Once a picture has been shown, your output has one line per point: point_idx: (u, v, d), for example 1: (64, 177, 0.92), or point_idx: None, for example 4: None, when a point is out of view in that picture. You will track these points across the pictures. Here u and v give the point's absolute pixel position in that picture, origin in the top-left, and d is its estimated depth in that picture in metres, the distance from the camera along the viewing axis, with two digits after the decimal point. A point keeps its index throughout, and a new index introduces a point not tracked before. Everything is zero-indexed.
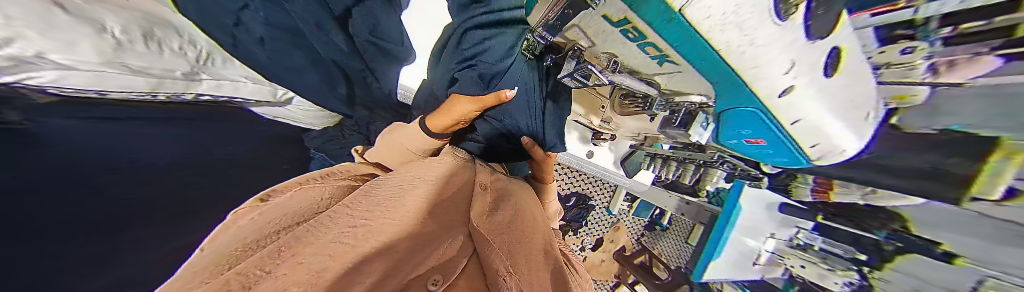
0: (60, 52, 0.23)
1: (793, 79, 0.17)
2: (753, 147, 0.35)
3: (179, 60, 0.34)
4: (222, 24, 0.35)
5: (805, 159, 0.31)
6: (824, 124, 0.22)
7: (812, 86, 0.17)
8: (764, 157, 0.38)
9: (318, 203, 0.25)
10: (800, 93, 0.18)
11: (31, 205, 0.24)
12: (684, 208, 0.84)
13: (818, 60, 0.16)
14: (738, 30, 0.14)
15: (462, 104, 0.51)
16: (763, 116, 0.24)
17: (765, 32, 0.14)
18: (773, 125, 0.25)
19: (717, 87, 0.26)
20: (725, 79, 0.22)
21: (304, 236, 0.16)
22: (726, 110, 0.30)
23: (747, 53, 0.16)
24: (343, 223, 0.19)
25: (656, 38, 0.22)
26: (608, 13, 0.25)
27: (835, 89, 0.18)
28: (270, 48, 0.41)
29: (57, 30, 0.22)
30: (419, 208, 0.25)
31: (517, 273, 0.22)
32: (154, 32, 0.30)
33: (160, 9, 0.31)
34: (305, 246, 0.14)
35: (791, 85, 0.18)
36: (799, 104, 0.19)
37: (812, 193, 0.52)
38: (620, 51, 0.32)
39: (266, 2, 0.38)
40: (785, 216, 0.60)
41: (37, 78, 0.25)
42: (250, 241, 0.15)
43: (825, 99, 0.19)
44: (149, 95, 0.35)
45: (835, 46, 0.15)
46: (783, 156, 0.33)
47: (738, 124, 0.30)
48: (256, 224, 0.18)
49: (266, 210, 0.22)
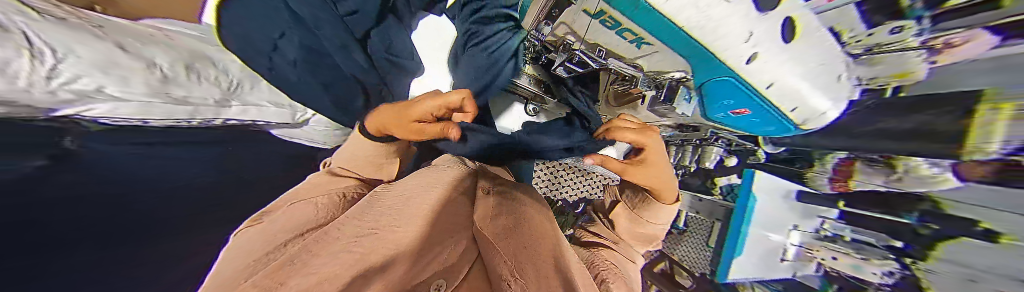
0: (114, 85, 0.26)
1: (754, 47, 0.24)
2: (739, 117, 0.41)
3: (213, 88, 0.39)
4: (261, 51, 0.44)
5: (792, 123, 0.36)
6: (795, 86, 0.29)
7: (769, 52, 0.24)
8: (755, 127, 0.43)
9: (310, 221, 0.28)
10: (762, 59, 0.25)
11: (78, 216, 0.24)
12: (698, 206, 0.78)
13: (771, 33, 0.22)
14: (699, 10, 0.20)
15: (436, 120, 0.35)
16: (737, 82, 0.30)
17: (718, 10, 0.20)
18: (754, 93, 0.31)
19: (694, 65, 0.32)
20: (692, 55, 0.29)
21: (311, 249, 0.18)
22: (706, 82, 0.35)
23: (711, 27, 0.22)
24: (351, 235, 0.21)
25: (631, 25, 0.28)
26: (587, 7, 0.31)
27: (802, 48, 0.24)
28: (300, 68, 0.48)
29: (114, 66, 0.26)
30: (419, 217, 0.27)
31: (521, 277, 0.23)
32: (194, 64, 0.37)
33: (205, 48, 0.42)
34: (316, 257, 0.16)
35: (755, 52, 0.24)
36: (764, 67, 0.26)
37: (831, 182, 0.56)
38: (604, 40, 0.38)
39: (301, 30, 0.47)
40: (806, 205, 0.57)
41: (93, 110, 0.26)
42: (241, 270, 0.16)
43: (790, 60, 0.25)
44: (184, 121, 0.37)
45: (787, 17, 0.22)
46: (771, 123, 0.38)
47: (721, 96, 0.36)
48: (244, 252, 0.21)
49: (254, 239, 0.24)
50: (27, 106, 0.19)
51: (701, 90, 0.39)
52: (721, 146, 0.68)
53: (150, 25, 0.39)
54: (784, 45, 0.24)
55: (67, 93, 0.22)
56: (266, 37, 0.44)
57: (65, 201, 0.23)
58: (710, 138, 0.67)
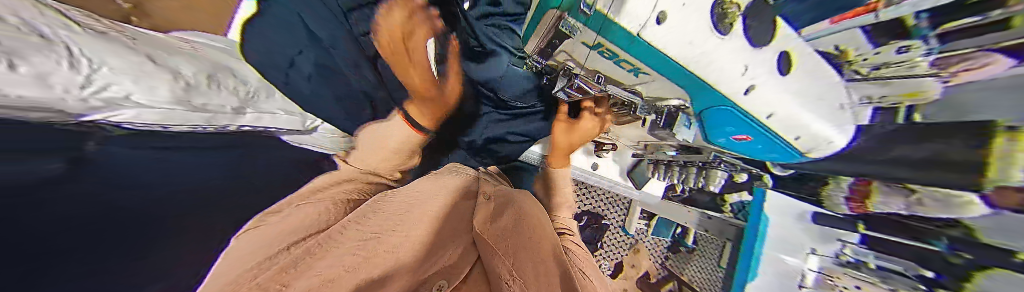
0: (141, 94, 0.29)
1: (751, 79, 0.26)
2: (743, 143, 0.40)
3: (229, 97, 0.42)
4: (281, 67, 0.51)
5: (798, 152, 0.36)
6: (797, 116, 0.29)
7: (765, 84, 0.26)
8: (759, 155, 0.43)
9: (306, 233, 0.29)
10: (758, 91, 0.27)
11: (64, 216, 0.18)
12: (707, 224, 0.78)
13: (765, 66, 0.26)
14: (692, 45, 0.24)
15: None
16: (742, 114, 0.31)
17: (713, 43, 0.24)
18: (753, 122, 0.31)
19: (693, 97, 0.34)
20: (693, 87, 0.30)
21: (295, 269, 0.19)
22: (705, 108, 0.35)
23: (710, 61, 0.25)
24: (337, 257, 0.21)
25: (628, 56, 0.29)
26: (586, 40, 0.32)
27: (800, 81, 0.27)
28: (313, 82, 0.56)
29: (142, 77, 0.30)
30: (409, 240, 0.26)
31: (522, 277, 0.24)
32: (217, 76, 0.41)
33: (222, 58, 0.45)
34: (290, 285, 0.16)
35: (750, 85, 0.27)
36: (766, 99, 0.28)
37: (848, 202, 0.47)
38: (603, 67, 0.39)
39: (316, 49, 0.55)
40: (820, 228, 0.50)
41: (122, 115, 0.28)
42: (225, 287, 0.16)
43: (791, 92, 0.27)
44: (202, 126, 0.38)
45: (782, 49, 0.26)
46: (775, 151, 0.37)
47: (721, 122, 0.36)
48: (230, 273, 0.21)
49: (238, 265, 0.24)
50: (60, 111, 0.22)
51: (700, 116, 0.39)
52: (725, 169, 0.63)
53: (179, 38, 0.43)
54: (783, 76, 0.26)
55: (97, 101, 0.25)
56: (285, 54, 0.52)
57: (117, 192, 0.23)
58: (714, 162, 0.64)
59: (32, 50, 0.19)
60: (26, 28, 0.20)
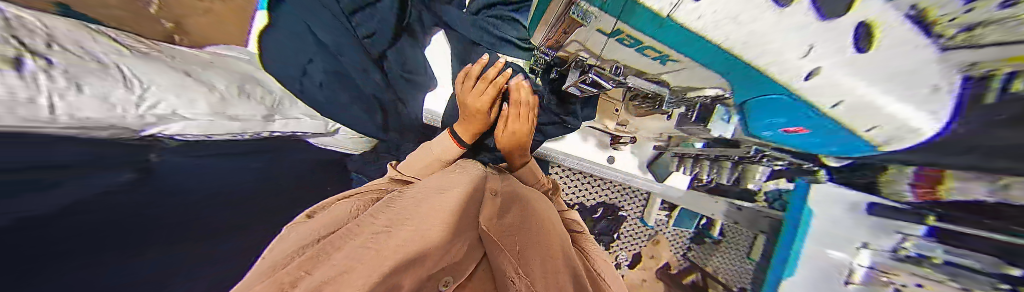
0: (185, 108, 0.33)
1: (812, 61, 0.21)
2: (795, 135, 0.36)
3: (261, 104, 0.46)
4: (294, 76, 0.52)
5: (868, 142, 0.30)
6: (881, 102, 0.22)
7: (834, 69, 0.21)
8: (821, 141, 0.36)
9: (338, 219, 0.31)
10: (825, 73, 0.22)
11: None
12: (735, 215, 0.72)
13: (838, 44, 0.18)
14: (734, 23, 0.19)
15: (478, 98, 0.56)
16: (791, 95, 0.27)
17: (759, 23, 0.18)
18: (812, 107, 0.28)
19: (734, 77, 0.30)
20: (733, 66, 0.26)
21: (324, 255, 0.20)
22: (753, 96, 0.32)
23: (752, 39, 0.20)
24: (358, 242, 0.22)
25: (649, 40, 0.27)
26: (602, 27, 0.30)
27: (894, 61, 0.18)
28: (325, 89, 0.55)
29: (185, 92, 0.34)
30: (428, 224, 0.27)
31: (527, 275, 0.27)
32: (245, 86, 0.44)
33: (250, 69, 0.48)
34: (317, 274, 0.17)
35: (815, 67, 0.21)
36: (836, 79, 0.22)
37: (915, 190, 0.38)
38: (623, 56, 0.36)
39: (325, 56, 0.54)
40: (874, 220, 0.41)
41: (168, 130, 0.32)
42: (267, 271, 0.18)
43: (866, 71, 0.20)
44: (240, 134, 0.43)
45: (861, 23, 0.16)
46: (837, 137, 0.32)
47: (774, 110, 0.32)
48: (277, 252, 0.24)
49: (285, 240, 0.27)
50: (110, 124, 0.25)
51: (745, 106, 0.36)
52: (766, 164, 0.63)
53: (214, 53, 0.47)
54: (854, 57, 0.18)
55: (152, 117, 0.30)
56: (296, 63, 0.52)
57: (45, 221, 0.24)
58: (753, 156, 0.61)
59: (87, 75, 0.24)
60: (83, 55, 0.24)
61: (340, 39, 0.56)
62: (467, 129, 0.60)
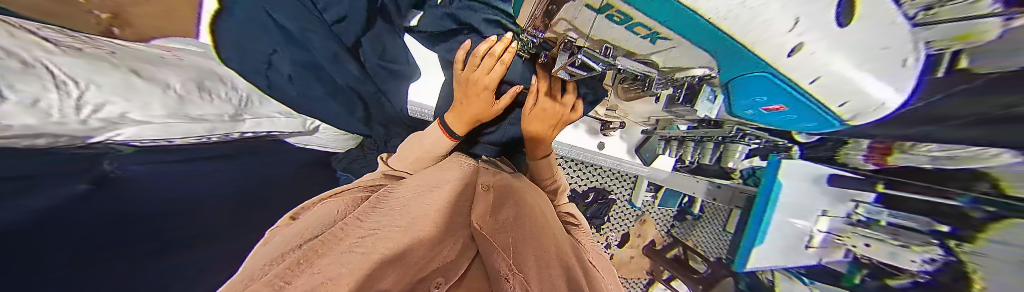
0: (138, 111, 0.30)
1: (800, 37, 0.19)
2: (777, 114, 0.38)
3: (226, 105, 0.42)
4: (258, 70, 0.46)
5: (837, 118, 0.33)
6: (853, 77, 0.23)
7: (818, 43, 0.19)
8: (795, 120, 0.38)
9: (318, 225, 0.29)
10: (806, 50, 0.20)
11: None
12: (716, 193, 0.77)
13: (824, 21, 0.17)
14: None
15: (485, 76, 0.50)
16: (773, 76, 0.26)
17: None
18: (791, 87, 0.28)
19: (721, 58, 0.28)
20: (720, 47, 0.24)
21: (316, 254, 0.19)
22: (733, 76, 0.33)
23: (745, 15, 0.17)
24: (347, 245, 0.21)
25: (643, 18, 0.25)
26: (590, 2, 0.28)
27: (873, 32, 0.18)
28: (296, 83, 0.51)
29: (137, 92, 0.30)
30: (416, 228, 0.27)
31: (521, 273, 0.25)
32: (205, 84, 0.40)
33: (208, 64, 0.43)
34: (313, 270, 0.16)
35: (799, 43, 0.20)
36: (821, 56, 0.21)
37: (868, 158, 0.47)
38: (612, 36, 0.34)
39: (291, 45, 0.49)
40: (837, 190, 0.48)
41: (120, 135, 0.30)
42: (254, 272, 0.17)
43: (844, 47, 0.20)
44: (205, 137, 0.41)
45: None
46: (814, 120, 0.35)
47: (751, 88, 0.33)
48: (260, 256, 0.22)
49: (261, 250, 0.24)
50: (60, 134, 0.23)
51: (729, 87, 0.37)
52: (747, 144, 0.64)
53: (163, 47, 0.42)
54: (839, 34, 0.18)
55: (97, 122, 0.26)
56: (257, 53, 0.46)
57: (51, 221, 0.24)
58: (736, 136, 0.62)
59: (9, 78, 0.19)
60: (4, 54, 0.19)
61: (305, 23, 0.50)
62: (459, 119, 0.56)
